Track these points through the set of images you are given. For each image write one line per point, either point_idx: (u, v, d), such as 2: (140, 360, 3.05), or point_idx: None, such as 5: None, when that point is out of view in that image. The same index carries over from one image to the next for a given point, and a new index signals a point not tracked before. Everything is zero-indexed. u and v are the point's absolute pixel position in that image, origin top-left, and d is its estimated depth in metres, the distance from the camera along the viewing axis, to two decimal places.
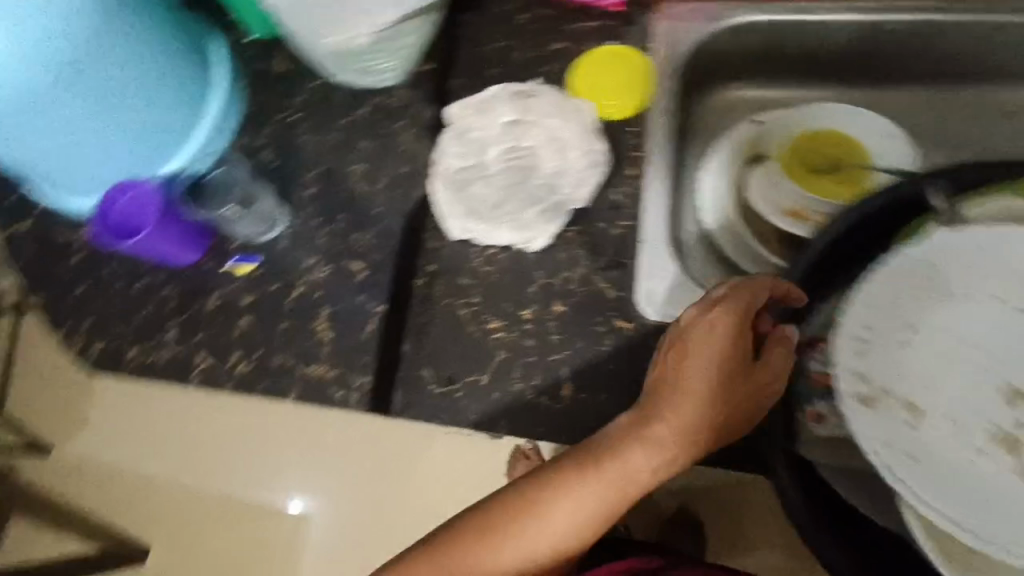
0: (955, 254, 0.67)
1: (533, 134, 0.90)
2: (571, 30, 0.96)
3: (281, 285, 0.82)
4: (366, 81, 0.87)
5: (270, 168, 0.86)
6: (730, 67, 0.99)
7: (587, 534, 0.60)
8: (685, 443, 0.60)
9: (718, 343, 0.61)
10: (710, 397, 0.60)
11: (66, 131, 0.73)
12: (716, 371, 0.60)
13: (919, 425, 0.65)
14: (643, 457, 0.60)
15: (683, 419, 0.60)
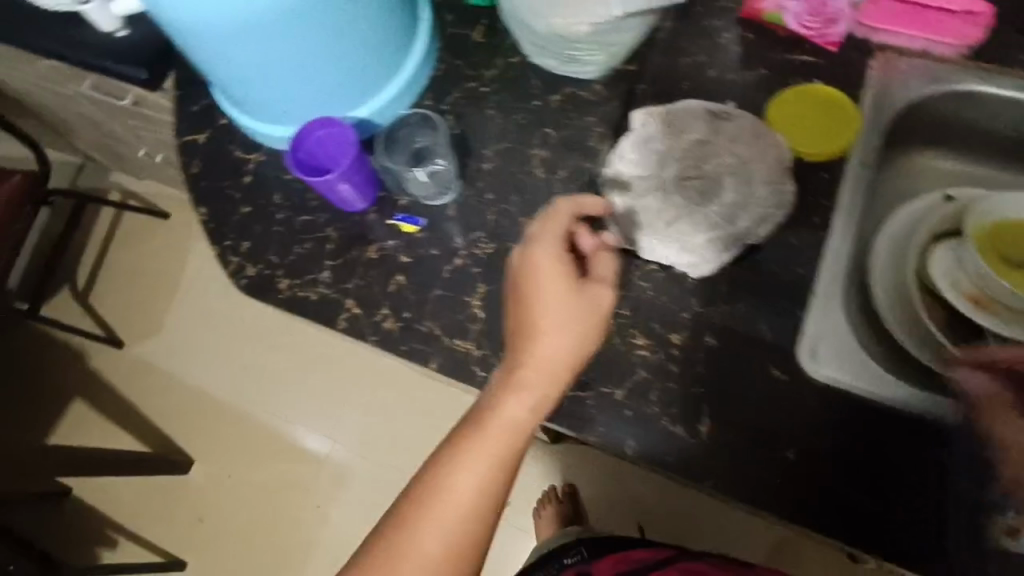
0: None
1: (721, 159, 0.82)
2: (779, 59, 0.87)
3: (440, 252, 0.79)
4: (562, 70, 0.83)
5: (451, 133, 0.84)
6: (941, 134, 0.89)
7: (496, 485, 0.58)
8: (543, 374, 0.61)
9: (542, 275, 0.64)
10: (557, 322, 0.62)
11: (276, 54, 0.72)
12: (553, 297, 0.63)
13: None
14: (519, 399, 0.60)
15: (538, 351, 0.62)
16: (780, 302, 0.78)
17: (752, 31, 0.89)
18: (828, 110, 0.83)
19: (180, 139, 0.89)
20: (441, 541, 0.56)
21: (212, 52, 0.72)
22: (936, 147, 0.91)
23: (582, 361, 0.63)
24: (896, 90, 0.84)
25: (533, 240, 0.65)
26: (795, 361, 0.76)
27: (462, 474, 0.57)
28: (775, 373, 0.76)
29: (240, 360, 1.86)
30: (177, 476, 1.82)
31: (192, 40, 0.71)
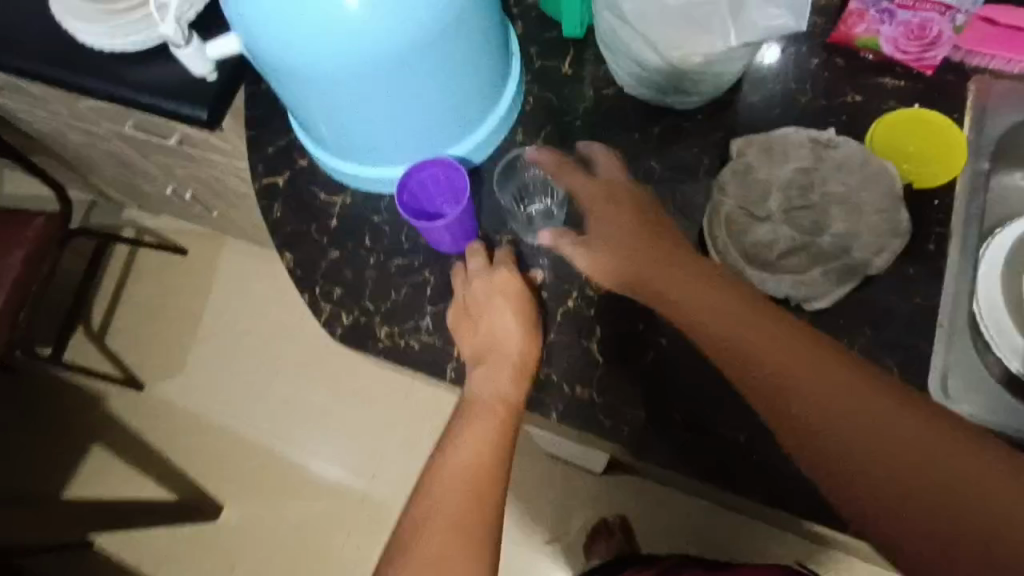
0: None
1: (828, 188, 0.79)
2: (874, 83, 0.85)
3: (550, 295, 0.77)
4: (661, 100, 0.82)
5: (549, 172, 0.82)
6: None
7: (495, 454, 0.63)
8: (509, 359, 0.68)
9: (500, 285, 0.72)
10: (519, 320, 0.70)
11: (384, 93, 0.70)
12: (512, 299, 0.71)
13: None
14: (493, 387, 0.67)
15: (499, 343, 0.69)
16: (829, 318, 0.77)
17: (845, 55, 0.87)
18: (934, 135, 0.80)
19: (258, 182, 0.85)
20: (459, 511, 0.60)
21: (327, 92, 0.70)
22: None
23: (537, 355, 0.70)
24: (993, 119, 0.87)
25: (495, 262, 0.74)
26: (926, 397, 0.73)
27: (455, 456, 0.63)
28: None
29: (268, 399, 1.76)
30: (205, 525, 1.71)
31: (308, 83, 0.69)
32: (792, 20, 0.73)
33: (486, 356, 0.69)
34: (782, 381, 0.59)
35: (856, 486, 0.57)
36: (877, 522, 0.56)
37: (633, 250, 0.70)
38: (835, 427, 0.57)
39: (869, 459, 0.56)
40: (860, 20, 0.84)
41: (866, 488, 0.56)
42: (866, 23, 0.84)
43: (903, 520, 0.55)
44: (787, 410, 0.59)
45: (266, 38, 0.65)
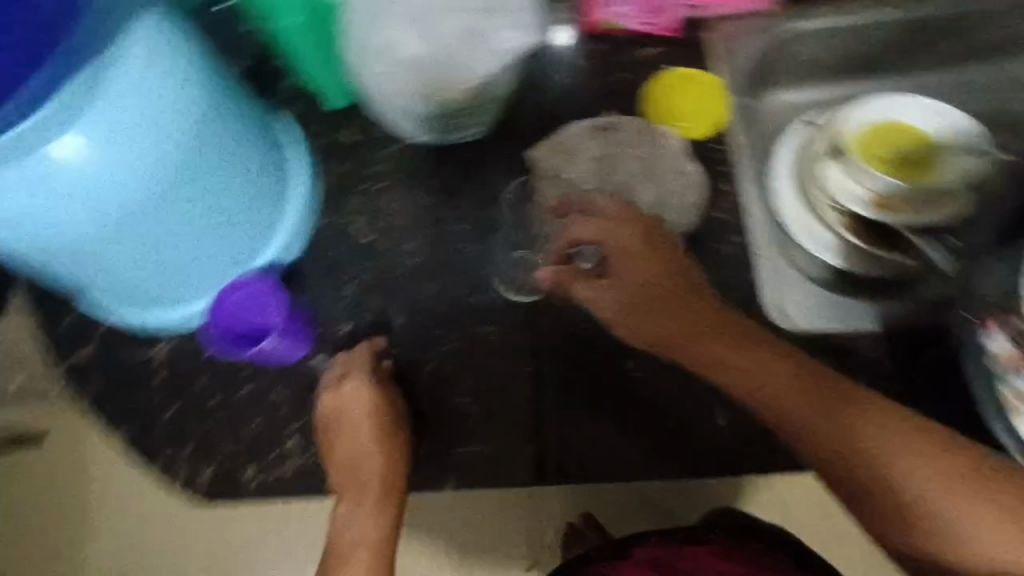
0: None
1: (626, 167, 0.84)
2: (631, 59, 0.91)
3: (408, 364, 0.76)
4: (448, 139, 0.82)
5: (365, 244, 0.79)
6: (792, 73, 0.95)
7: None
8: (376, 487, 0.67)
9: (351, 406, 0.69)
10: (378, 440, 0.69)
11: (156, 233, 0.65)
12: (366, 421, 0.69)
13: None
14: (364, 525, 0.66)
15: (361, 475, 0.68)
16: None
17: (597, 43, 0.92)
18: (694, 89, 0.88)
19: (61, 363, 0.77)
20: None
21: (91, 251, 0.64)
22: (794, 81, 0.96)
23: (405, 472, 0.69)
24: (737, 54, 0.91)
25: (341, 378, 0.71)
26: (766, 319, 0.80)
27: None
28: None
29: None
30: None
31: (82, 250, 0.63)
32: (520, 49, 0.74)
33: (356, 490, 0.67)
34: (767, 380, 0.64)
35: (873, 457, 0.58)
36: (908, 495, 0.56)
37: (645, 265, 0.74)
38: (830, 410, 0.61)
39: (873, 432, 0.59)
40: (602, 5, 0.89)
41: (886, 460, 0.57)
42: (599, 11, 0.89)
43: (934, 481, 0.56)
44: (787, 407, 0.63)
45: (14, 215, 0.57)
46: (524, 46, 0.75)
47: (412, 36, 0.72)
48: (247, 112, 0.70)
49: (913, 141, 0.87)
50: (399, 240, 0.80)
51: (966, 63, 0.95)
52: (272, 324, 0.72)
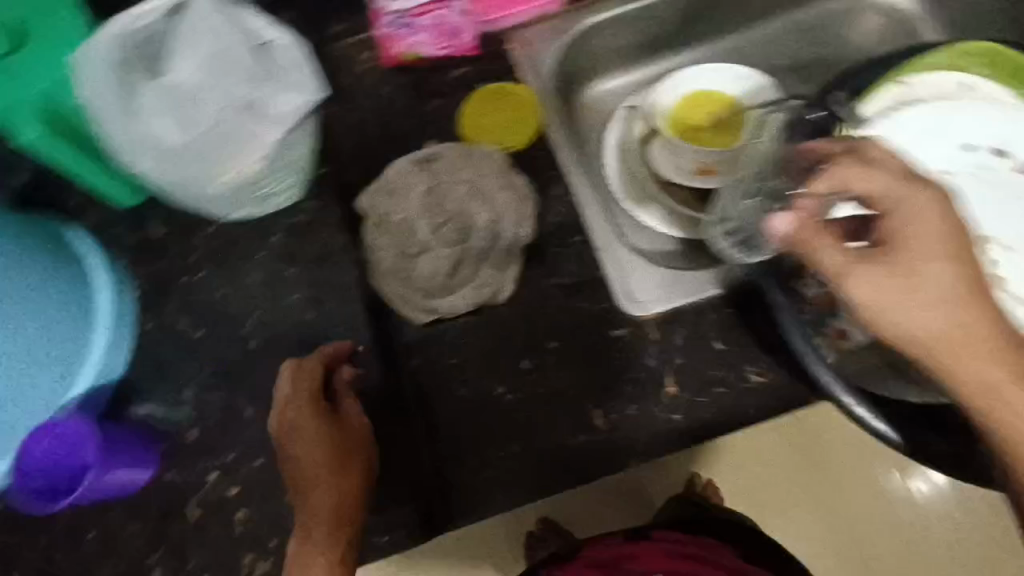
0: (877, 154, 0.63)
1: (456, 193, 0.83)
2: (440, 85, 0.91)
3: (268, 456, 0.69)
4: (265, 209, 0.76)
5: (197, 338, 0.73)
6: (600, 63, 0.98)
7: None
8: (327, 514, 0.64)
9: (302, 425, 0.67)
10: (329, 466, 0.65)
11: None
12: (315, 443, 0.66)
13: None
14: (311, 553, 0.62)
15: (315, 500, 0.65)
16: (522, 299, 0.81)
17: (406, 77, 0.92)
18: (509, 101, 0.88)
19: None
20: None
21: None
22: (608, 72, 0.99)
23: (359, 498, 0.65)
24: (540, 55, 0.91)
25: (285, 400, 0.68)
26: (624, 314, 0.79)
27: None
28: (620, 333, 0.79)
29: None
30: None
31: None
32: (304, 111, 0.67)
33: (308, 516, 0.64)
34: (911, 261, 0.45)
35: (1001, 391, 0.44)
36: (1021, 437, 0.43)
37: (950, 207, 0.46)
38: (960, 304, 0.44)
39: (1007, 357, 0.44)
40: (394, 41, 0.89)
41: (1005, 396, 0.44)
42: (403, 41, 0.89)
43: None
44: (889, 303, 0.45)
45: None
46: (309, 106, 0.67)
47: (173, 122, 0.65)
48: (13, 227, 0.62)
49: (720, 105, 0.93)
50: (232, 325, 0.73)
51: (753, 23, 1.02)
52: (89, 462, 0.64)
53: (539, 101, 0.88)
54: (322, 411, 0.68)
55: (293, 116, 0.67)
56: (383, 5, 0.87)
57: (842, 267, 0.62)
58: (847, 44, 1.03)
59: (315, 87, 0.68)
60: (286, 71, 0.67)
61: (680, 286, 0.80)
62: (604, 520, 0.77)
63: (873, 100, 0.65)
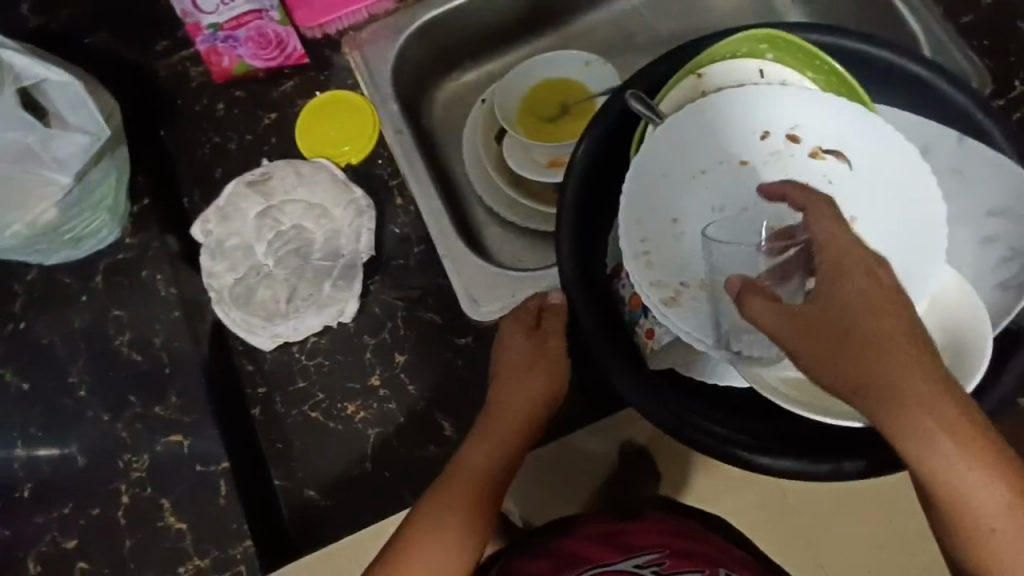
0: (679, 148, 0.62)
1: (291, 213, 0.81)
2: (276, 97, 0.88)
3: (104, 502, 0.68)
4: (83, 251, 0.75)
5: (23, 390, 0.72)
6: (449, 58, 0.94)
7: (473, 522, 0.56)
8: (502, 422, 0.62)
9: (514, 332, 0.67)
10: (519, 378, 0.64)
11: None
12: (519, 349, 0.65)
13: (721, 299, 0.61)
14: (485, 449, 0.61)
15: (501, 399, 0.64)
16: (369, 312, 0.80)
17: (237, 92, 0.88)
18: (346, 115, 0.86)
19: None
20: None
21: None
22: (458, 67, 0.96)
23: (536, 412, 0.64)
24: (377, 60, 0.88)
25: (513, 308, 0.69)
26: (466, 315, 0.78)
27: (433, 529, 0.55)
28: (467, 341, 0.79)
29: None
30: None
31: None
32: (87, 154, 0.70)
33: (490, 416, 0.63)
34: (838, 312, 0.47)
35: (938, 441, 0.44)
36: (957, 482, 0.44)
37: (847, 273, 0.48)
38: (895, 347, 0.45)
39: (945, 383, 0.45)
40: (218, 55, 0.84)
41: (936, 439, 0.44)
42: (226, 56, 0.84)
43: (986, 485, 0.44)
44: (804, 338, 0.47)
45: None
46: (91, 147, 0.70)
47: None
48: None
49: (568, 93, 0.91)
50: (61, 371, 0.72)
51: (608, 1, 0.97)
52: None
53: (376, 107, 0.86)
54: (537, 327, 0.67)
55: (75, 162, 0.70)
56: (195, 21, 0.81)
57: (641, 268, 0.61)
58: (709, 12, 0.97)
59: (93, 132, 0.71)
60: (66, 117, 0.71)
61: (529, 287, 0.79)
62: (553, 505, 0.78)
63: (674, 91, 0.64)
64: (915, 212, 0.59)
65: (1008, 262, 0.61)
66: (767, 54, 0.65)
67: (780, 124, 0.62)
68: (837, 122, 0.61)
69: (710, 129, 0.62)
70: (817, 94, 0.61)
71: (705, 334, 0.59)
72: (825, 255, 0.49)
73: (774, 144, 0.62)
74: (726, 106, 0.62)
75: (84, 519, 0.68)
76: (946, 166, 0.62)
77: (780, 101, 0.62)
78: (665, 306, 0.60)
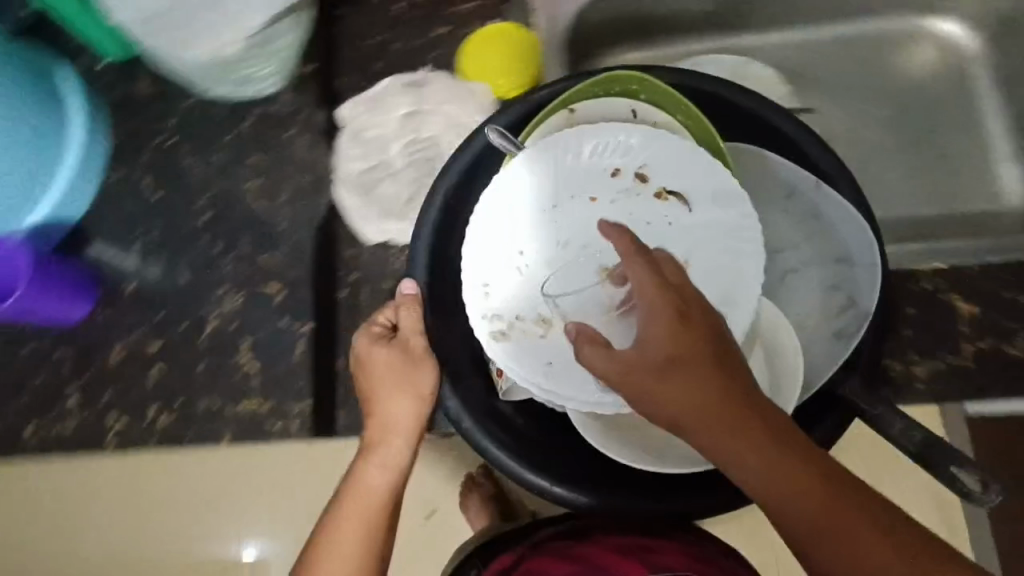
0: (551, 169, 0.57)
1: (434, 125, 0.84)
2: (453, 13, 0.89)
3: (191, 323, 0.73)
4: (243, 92, 0.80)
5: (155, 199, 0.78)
6: (637, 31, 0.89)
7: (374, 542, 0.59)
8: (384, 443, 0.60)
9: (372, 351, 0.61)
10: (390, 394, 0.60)
11: None
12: (383, 369, 0.61)
13: (556, 335, 0.56)
14: (374, 469, 0.60)
15: (377, 422, 0.61)
16: None
17: None
18: (512, 49, 0.84)
19: None
20: None
21: None
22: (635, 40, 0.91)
23: (419, 423, 0.61)
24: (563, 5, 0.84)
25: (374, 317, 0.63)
26: None
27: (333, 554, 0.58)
28: None
29: None
30: None
31: None
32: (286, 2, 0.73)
33: (371, 441, 0.61)
34: (660, 354, 0.46)
35: (760, 471, 0.45)
36: (790, 510, 0.45)
37: (671, 315, 0.47)
38: (706, 377, 0.46)
39: (761, 414, 0.46)
40: None
41: (756, 471, 0.45)
42: None
43: (818, 496, 0.45)
44: (630, 379, 0.46)
45: None
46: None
47: None
48: None
49: None
50: (191, 193, 0.78)
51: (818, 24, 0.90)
52: (20, 283, 0.67)
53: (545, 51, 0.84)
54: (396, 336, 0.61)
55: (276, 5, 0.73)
56: None
57: (478, 299, 0.57)
58: (918, 66, 0.89)
59: None
60: None
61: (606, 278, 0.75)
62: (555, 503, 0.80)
63: (542, 124, 0.59)
64: (747, 282, 0.55)
65: (844, 312, 0.59)
66: (642, 94, 0.60)
67: (630, 163, 0.57)
68: (683, 168, 0.56)
69: (561, 161, 0.57)
70: (672, 138, 0.56)
71: (529, 372, 0.56)
72: (654, 288, 0.48)
73: (625, 182, 0.57)
74: (564, 145, 0.56)
75: (168, 330, 0.73)
76: (803, 212, 0.60)
77: (626, 137, 0.57)
78: (494, 341, 0.56)
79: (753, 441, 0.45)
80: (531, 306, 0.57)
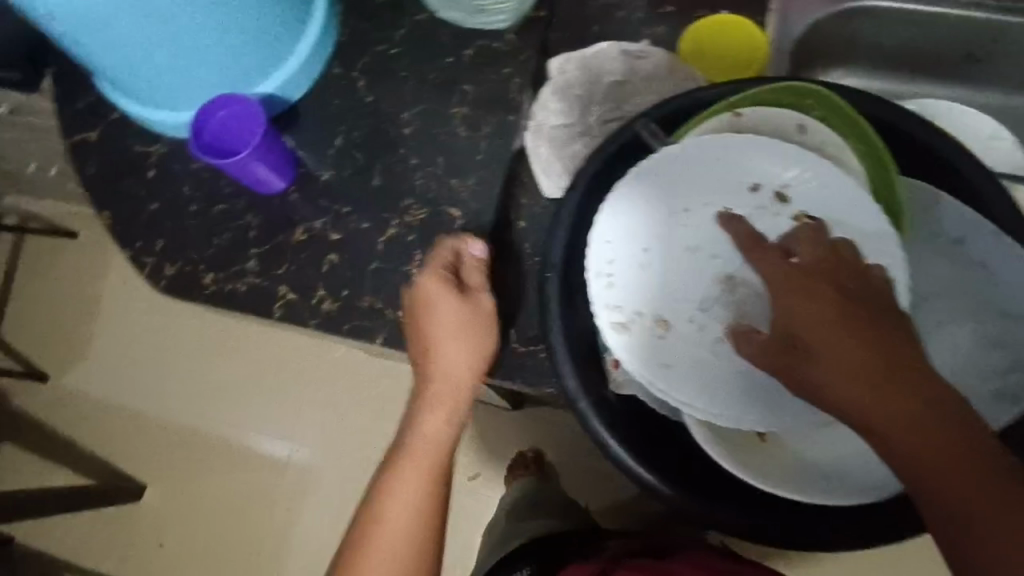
0: (702, 172, 0.59)
1: (643, 99, 0.79)
2: None
3: (372, 224, 0.76)
4: (474, 22, 0.81)
5: (366, 102, 0.81)
6: None
7: (438, 484, 0.67)
8: (445, 396, 0.66)
9: (436, 301, 0.65)
10: (453, 345, 0.65)
11: (177, 47, 0.64)
12: (448, 322, 0.65)
13: (676, 332, 0.58)
14: (437, 420, 0.67)
15: (435, 375, 0.66)
16: None
17: None
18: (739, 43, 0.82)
19: (67, 138, 0.81)
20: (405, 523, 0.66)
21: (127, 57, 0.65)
22: None
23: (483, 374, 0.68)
24: None
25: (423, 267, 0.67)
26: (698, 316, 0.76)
27: (402, 492, 0.66)
28: None
29: None
30: None
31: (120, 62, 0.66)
32: None
33: (430, 391, 0.67)
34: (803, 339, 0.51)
35: (902, 461, 0.48)
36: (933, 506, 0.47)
37: (815, 303, 0.51)
38: (848, 363, 0.49)
39: (905, 405, 0.48)
40: None
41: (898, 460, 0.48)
42: None
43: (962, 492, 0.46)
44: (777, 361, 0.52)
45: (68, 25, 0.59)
46: None
47: None
48: None
49: None
50: (399, 105, 0.80)
51: None
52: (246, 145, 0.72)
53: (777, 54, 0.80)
54: (461, 290, 0.66)
55: None
56: None
57: (602, 287, 0.59)
58: None
59: None
60: None
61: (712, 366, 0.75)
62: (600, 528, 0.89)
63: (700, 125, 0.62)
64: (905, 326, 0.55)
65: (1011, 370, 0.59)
66: (811, 111, 0.62)
67: (773, 179, 0.59)
68: (832, 193, 0.58)
69: (717, 165, 0.59)
70: (819, 159, 0.58)
71: (646, 367, 0.58)
72: (780, 272, 0.53)
73: (763, 198, 0.59)
74: (723, 148, 0.59)
75: (349, 225, 0.76)
76: (976, 256, 0.60)
77: (774, 154, 0.59)
78: (615, 331, 0.59)
79: (894, 433, 0.48)
80: (655, 303, 0.59)
